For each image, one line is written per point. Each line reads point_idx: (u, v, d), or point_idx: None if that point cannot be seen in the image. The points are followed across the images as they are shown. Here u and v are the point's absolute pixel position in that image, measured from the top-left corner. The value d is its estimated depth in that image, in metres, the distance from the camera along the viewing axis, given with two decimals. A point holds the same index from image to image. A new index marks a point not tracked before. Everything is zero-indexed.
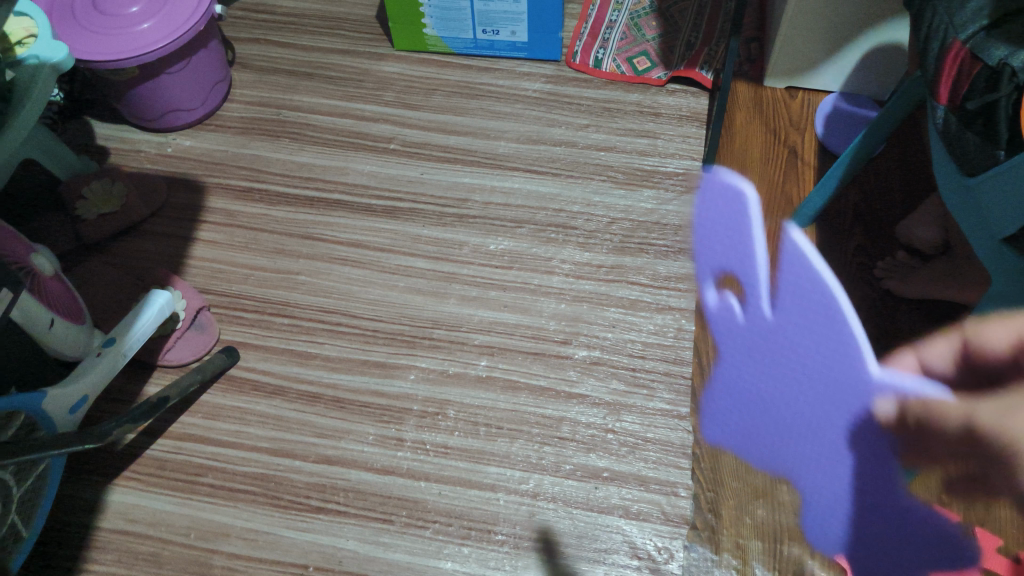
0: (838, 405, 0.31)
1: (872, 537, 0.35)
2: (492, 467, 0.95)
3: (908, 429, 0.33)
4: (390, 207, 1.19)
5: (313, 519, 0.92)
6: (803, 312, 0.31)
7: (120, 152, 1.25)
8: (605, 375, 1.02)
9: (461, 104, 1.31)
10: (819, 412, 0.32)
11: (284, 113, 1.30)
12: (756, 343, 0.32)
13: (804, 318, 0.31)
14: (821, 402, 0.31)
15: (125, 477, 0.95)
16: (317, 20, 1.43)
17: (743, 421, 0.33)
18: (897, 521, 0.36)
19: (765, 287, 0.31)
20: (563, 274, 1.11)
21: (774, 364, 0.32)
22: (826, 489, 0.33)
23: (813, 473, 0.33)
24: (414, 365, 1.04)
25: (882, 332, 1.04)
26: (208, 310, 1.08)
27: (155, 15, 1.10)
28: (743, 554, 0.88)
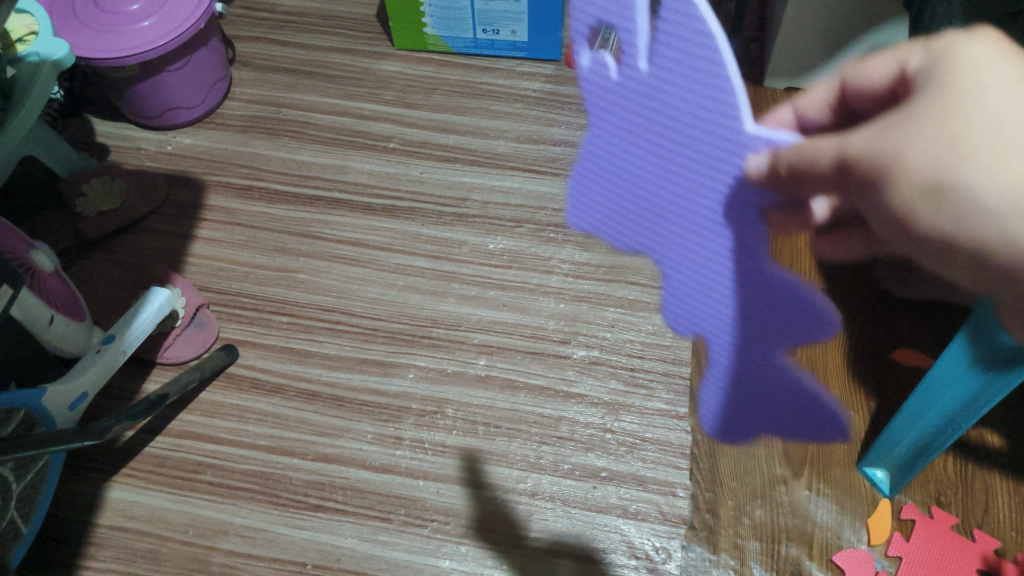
0: (673, 141, 0.44)
1: (686, 264, 0.49)
2: (490, 466, 0.95)
3: (780, 178, 0.41)
4: (390, 206, 1.19)
5: (311, 517, 0.92)
6: (673, 58, 0.40)
7: (120, 150, 1.25)
8: (604, 375, 1.02)
9: (461, 103, 1.31)
10: (651, 159, 0.46)
11: (284, 111, 1.30)
12: (628, 95, 0.44)
13: (675, 63, 0.40)
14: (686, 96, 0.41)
15: (123, 474, 0.95)
16: (317, 19, 1.43)
17: (605, 161, 0.48)
18: (743, 255, 0.46)
19: (640, 39, 0.41)
20: (562, 274, 1.11)
21: (639, 109, 0.44)
22: (639, 231, 0.50)
23: (633, 213, 0.50)
24: (413, 364, 1.04)
25: (880, 333, 1.04)
26: (208, 308, 1.08)
27: (156, 12, 1.10)
28: (741, 554, 0.88)
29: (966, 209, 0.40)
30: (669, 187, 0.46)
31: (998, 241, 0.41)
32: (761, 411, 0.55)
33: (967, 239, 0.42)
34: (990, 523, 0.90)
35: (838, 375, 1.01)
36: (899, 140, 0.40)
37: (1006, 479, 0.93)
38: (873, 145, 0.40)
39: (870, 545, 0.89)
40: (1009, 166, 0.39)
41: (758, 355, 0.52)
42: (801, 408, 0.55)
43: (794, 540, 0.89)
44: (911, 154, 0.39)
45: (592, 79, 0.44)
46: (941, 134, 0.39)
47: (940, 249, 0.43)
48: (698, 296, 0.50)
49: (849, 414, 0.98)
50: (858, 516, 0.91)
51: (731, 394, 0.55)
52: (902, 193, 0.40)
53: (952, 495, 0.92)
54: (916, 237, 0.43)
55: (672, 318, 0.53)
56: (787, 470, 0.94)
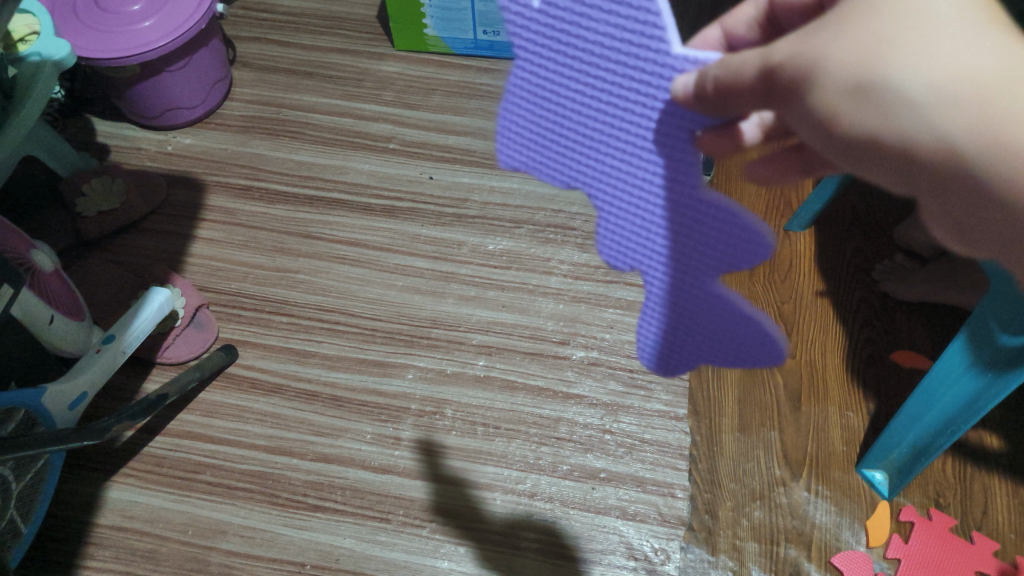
0: (597, 67, 0.41)
1: (619, 201, 0.46)
2: (490, 466, 0.95)
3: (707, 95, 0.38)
4: (390, 207, 1.19)
5: (310, 517, 0.92)
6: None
7: (120, 150, 1.26)
8: (603, 376, 1.02)
9: (461, 104, 1.31)
10: (577, 92, 0.43)
11: (284, 111, 1.31)
12: (550, 22, 0.41)
13: None
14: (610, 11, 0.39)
15: (122, 473, 0.96)
16: (317, 19, 1.44)
17: (528, 94, 0.45)
18: (675, 184, 0.43)
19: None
20: (561, 275, 1.11)
21: (561, 36, 0.41)
22: (568, 171, 0.47)
23: (560, 151, 0.46)
24: (413, 364, 1.04)
25: (879, 334, 1.04)
26: (207, 308, 1.08)
27: (157, 13, 1.10)
28: (740, 555, 0.88)
29: (894, 110, 0.36)
30: (596, 122, 0.43)
31: (939, 148, 0.36)
32: (704, 352, 0.50)
33: (904, 147, 0.37)
34: (989, 525, 0.90)
35: (837, 377, 1.01)
36: (822, 42, 0.37)
37: (1004, 481, 0.93)
38: (796, 50, 0.38)
39: (869, 547, 0.89)
40: (938, 60, 0.35)
41: (695, 288, 0.47)
42: (750, 355, 0.48)
43: (792, 541, 0.89)
44: (834, 53, 0.37)
45: (510, 6, 0.42)
46: (866, 32, 0.36)
47: (878, 162, 0.39)
48: (631, 223, 0.46)
49: (848, 415, 0.98)
50: (857, 518, 0.91)
51: (669, 334, 0.50)
52: (826, 95, 0.37)
53: (951, 497, 0.92)
54: (850, 152, 0.39)
55: (608, 254, 0.49)
56: (786, 473, 0.94)
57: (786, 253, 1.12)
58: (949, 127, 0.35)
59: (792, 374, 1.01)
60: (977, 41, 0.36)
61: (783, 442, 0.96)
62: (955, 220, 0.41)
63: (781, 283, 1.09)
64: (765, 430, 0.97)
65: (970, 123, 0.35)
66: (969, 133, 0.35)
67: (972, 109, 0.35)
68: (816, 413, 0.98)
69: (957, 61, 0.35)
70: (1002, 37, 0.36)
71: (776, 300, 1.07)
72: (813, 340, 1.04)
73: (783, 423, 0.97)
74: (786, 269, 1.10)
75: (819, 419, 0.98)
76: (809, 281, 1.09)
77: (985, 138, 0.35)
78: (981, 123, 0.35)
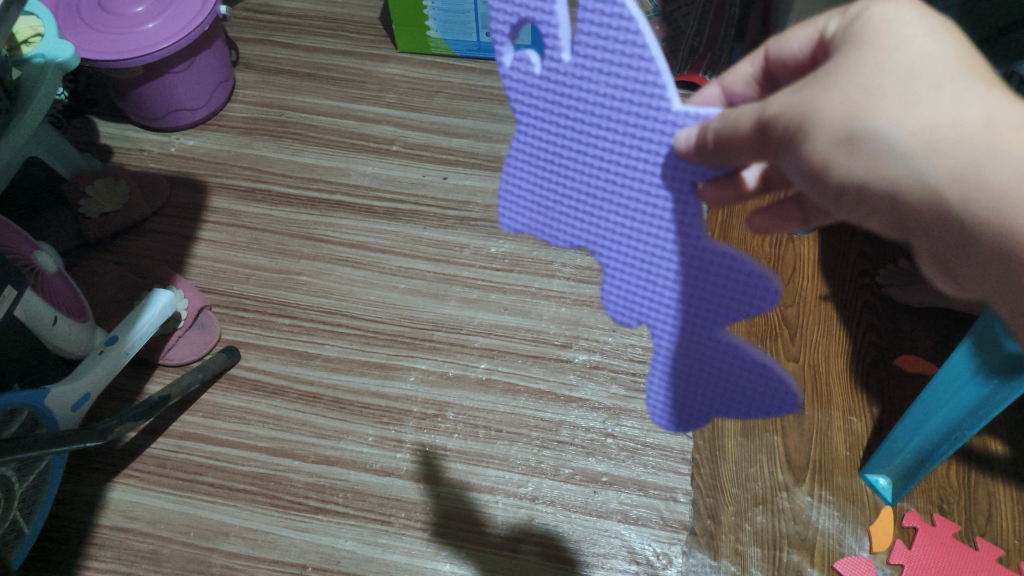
0: (599, 127, 0.43)
1: (624, 255, 0.47)
2: (492, 469, 0.95)
3: (706, 148, 0.39)
4: (391, 209, 1.19)
5: (312, 519, 0.92)
6: (594, 43, 0.40)
7: (124, 152, 1.26)
8: (605, 380, 1.02)
9: (463, 106, 1.31)
10: (580, 153, 0.45)
11: (287, 113, 1.31)
12: (552, 87, 0.43)
13: (596, 49, 0.40)
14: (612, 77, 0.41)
15: (125, 474, 0.96)
16: (320, 21, 1.44)
17: (533, 155, 0.47)
18: (679, 235, 0.44)
19: (561, 28, 0.41)
20: (563, 278, 1.11)
21: (563, 100, 0.43)
22: (573, 229, 0.48)
23: (565, 210, 0.48)
24: (414, 366, 1.04)
25: (883, 339, 1.04)
26: (209, 310, 1.08)
27: (160, 14, 1.11)
28: (741, 560, 0.88)
29: (887, 161, 0.35)
30: (600, 180, 0.45)
31: (929, 195, 0.36)
32: (714, 402, 0.50)
33: (897, 195, 0.36)
34: (993, 531, 0.89)
35: (841, 381, 1.00)
36: (814, 95, 0.36)
37: (1008, 486, 0.92)
38: (790, 102, 0.37)
39: (872, 552, 0.88)
40: (925, 111, 0.34)
41: (703, 335, 0.48)
42: (761, 400, 0.49)
43: (794, 546, 0.89)
44: (826, 106, 0.36)
45: (515, 75, 0.44)
46: (856, 86, 0.36)
47: (872, 210, 0.38)
48: (638, 280, 0.48)
49: (852, 420, 0.97)
50: (859, 523, 0.90)
51: (681, 387, 0.51)
52: (819, 147, 0.36)
53: (955, 503, 0.91)
54: (845, 200, 0.38)
55: (613, 310, 0.50)
56: (788, 478, 0.93)
57: (790, 256, 1.12)
58: (937, 174, 0.35)
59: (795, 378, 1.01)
60: (962, 90, 0.35)
61: (787, 447, 0.95)
62: (944, 256, 0.41)
63: (784, 288, 1.09)
64: (768, 435, 0.96)
65: (957, 170, 0.35)
66: (957, 180, 0.35)
67: (959, 156, 0.35)
68: (819, 417, 0.98)
69: (944, 111, 0.35)
70: (984, 85, 0.36)
71: (780, 304, 1.07)
72: (817, 345, 1.03)
73: (785, 430, 0.97)
74: (790, 273, 1.10)
75: (823, 424, 0.97)
76: (813, 285, 1.09)
77: (972, 184, 0.35)
78: (967, 170, 0.35)
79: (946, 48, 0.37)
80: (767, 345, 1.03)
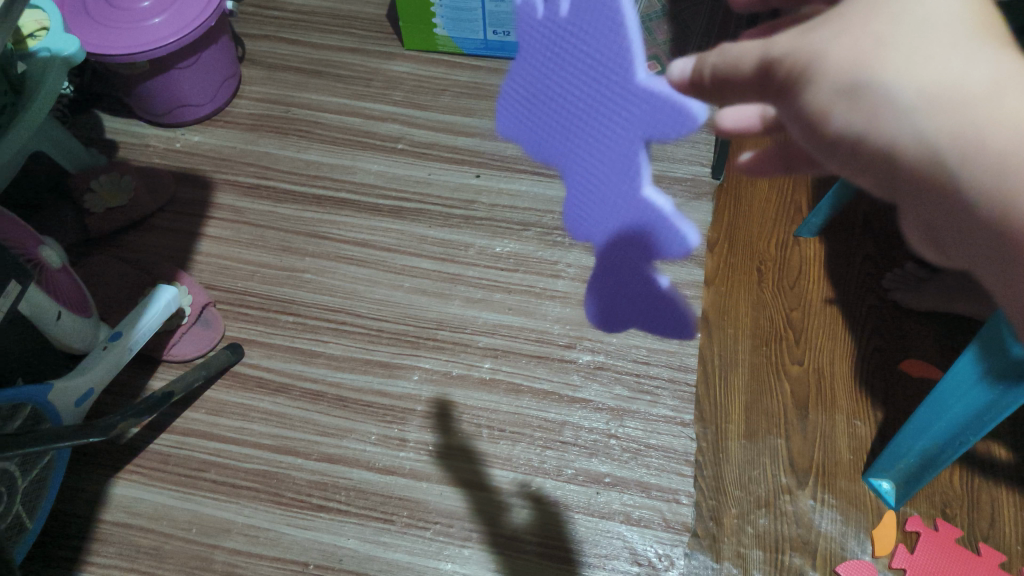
0: (581, 77, 0.48)
1: (583, 190, 0.52)
2: (494, 469, 0.95)
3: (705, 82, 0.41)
4: (396, 207, 1.19)
5: (314, 516, 0.92)
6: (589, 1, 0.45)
7: (128, 146, 1.26)
8: (608, 381, 1.02)
9: (470, 105, 1.30)
10: (563, 96, 0.49)
11: (293, 110, 1.30)
12: (551, 33, 0.48)
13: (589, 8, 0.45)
14: (600, 37, 0.45)
15: (127, 470, 0.96)
16: (326, 17, 1.43)
17: (526, 87, 0.51)
18: (627, 185, 0.49)
19: None
20: (568, 278, 1.11)
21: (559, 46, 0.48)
22: (550, 156, 0.53)
23: (544, 138, 0.52)
24: (418, 366, 1.04)
25: (886, 343, 1.03)
26: (213, 306, 1.08)
27: (167, 9, 1.10)
28: (744, 562, 0.88)
29: (886, 115, 0.34)
30: (574, 121, 0.50)
31: (923, 155, 0.35)
32: (633, 318, 0.58)
33: (890, 153, 0.36)
34: (997, 536, 0.89)
35: (844, 384, 1.00)
36: (824, 38, 0.36)
37: (1011, 491, 0.92)
38: (799, 43, 0.37)
39: (874, 557, 0.88)
40: (932, 66, 0.33)
41: (634, 266, 0.54)
42: (662, 325, 0.56)
43: (797, 549, 0.89)
44: (833, 51, 0.35)
45: (522, 13, 0.48)
46: (866, 34, 0.35)
47: (862, 169, 0.38)
48: (591, 209, 0.53)
49: (855, 423, 0.97)
50: (863, 527, 0.90)
51: (610, 301, 0.58)
52: (819, 95, 0.36)
53: (959, 507, 0.91)
54: (838, 154, 0.38)
55: (571, 226, 0.56)
56: (791, 480, 0.93)
57: (794, 258, 1.12)
58: (935, 134, 0.34)
59: (799, 381, 1.00)
60: (977, 50, 0.34)
61: (790, 450, 0.95)
62: (932, 228, 0.39)
63: (788, 290, 1.08)
64: (771, 437, 0.96)
65: (955, 132, 0.34)
66: (955, 143, 0.34)
67: (962, 118, 0.33)
68: (822, 420, 0.97)
69: (954, 70, 0.33)
70: (1002, 49, 0.34)
71: (784, 307, 1.07)
72: (820, 347, 1.03)
73: (787, 432, 0.97)
74: (794, 276, 1.10)
75: (826, 427, 0.97)
76: (817, 287, 1.09)
77: (970, 149, 0.34)
78: (967, 134, 0.34)
79: (969, 4, 0.35)
80: (770, 347, 1.03)
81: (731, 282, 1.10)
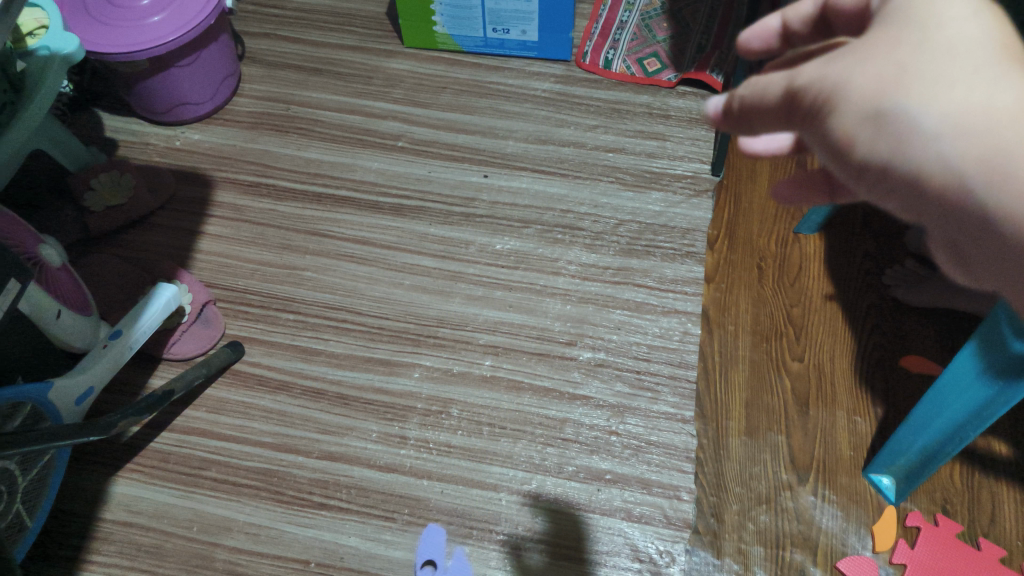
0: None
1: None
2: (495, 466, 0.95)
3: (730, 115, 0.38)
4: (398, 205, 1.19)
5: (315, 514, 0.92)
6: None
7: (128, 145, 1.25)
8: (609, 378, 1.02)
9: (470, 103, 1.31)
10: None
11: (293, 108, 1.30)
12: None
13: None
14: None
15: (127, 469, 0.95)
16: (326, 15, 1.43)
17: None
18: None
19: None
20: (568, 275, 1.11)
21: None
22: None
23: None
24: (419, 363, 1.04)
25: (886, 339, 1.04)
26: (214, 304, 1.07)
27: (166, 7, 1.10)
28: (745, 559, 0.88)
29: (913, 143, 0.33)
30: None
31: (951, 182, 0.33)
32: None
33: (919, 181, 0.34)
34: (997, 531, 0.89)
35: (845, 380, 1.00)
36: (847, 66, 0.34)
37: (1011, 487, 0.93)
38: (823, 70, 0.34)
39: (874, 552, 0.88)
40: (956, 92, 0.32)
41: None
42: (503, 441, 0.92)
43: (797, 545, 0.89)
44: (858, 79, 0.33)
45: None
46: (890, 63, 0.34)
47: (890, 196, 0.36)
48: None
49: (855, 418, 0.97)
50: (864, 522, 0.90)
51: None
52: (846, 123, 0.34)
53: (959, 503, 0.92)
54: (864, 181, 0.36)
55: None
56: (792, 477, 0.93)
57: (795, 255, 1.12)
58: (962, 160, 0.33)
59: (799, 378, 1.00)
60: (1000, 76, 0.33)
61: (791, 446, 0.96)
62: (963, 252, 0.37)
63: (789, 287, 1.09)
64: (771, 433, 0.96)
65: (987, 159, 0.32)
66: (983, 170, 0.32)
67: (991, 143, 0.32)
68: (822, 417, 0.98)
69: (978, 96, 0.32)
70: None
71: (784, 303, 1.07)
72: (820, 343, 1.03)
73: (788, 429, 0.97)
74: (795, 272, 1.10)
75: (826, 423, 0.97)
76: (817, 284, 1.09)
77: (1001, 175, 0.32)
78: (998, 160, 0.32)
79: (991, 31, 0.35)
80: (770, 344, 1.03)
81: (731, 279, 1.10)
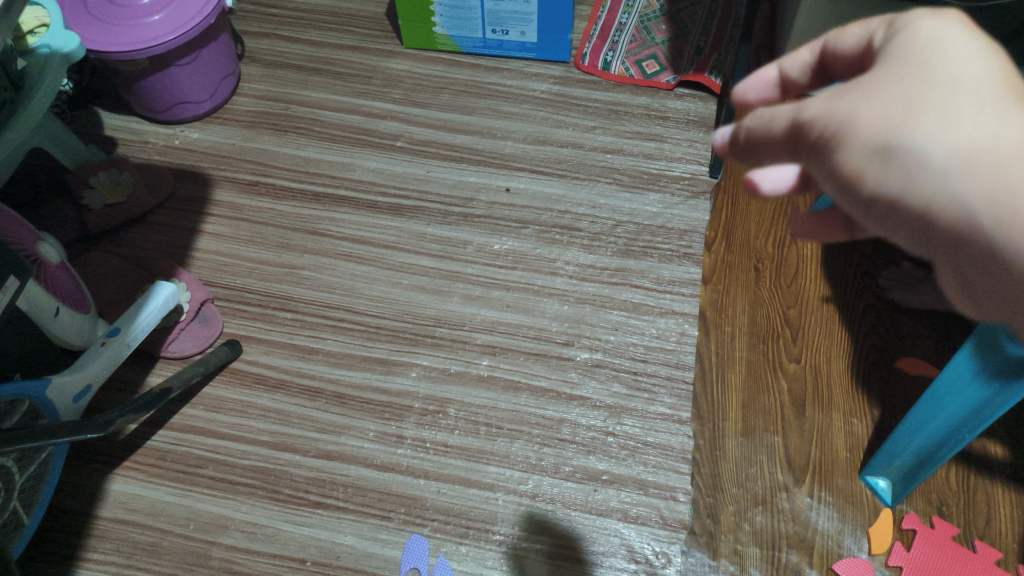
0: None
1: None
2: (492, 466, 0.95)
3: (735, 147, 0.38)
4: (396, 204, 1.19)
5: (312, 513, 0.92)
6: None
7: (128, 143, 1.26)
8: (606, 378, 1.02)
9: (469, 103, 1.31)
10: None
11: (293, 108, 1.30)
12: None
13: None
14: None
15: (126, 467, 0.96)
16: (325, 15, 1.43)
17: None
18: None
19: None
20: (566, 276, 1.11)
21: None
22: None
23: None
24: (416, 362, 1.04)
25: (885, 341, 1.04)
26: (211, 303, 1.08)
27: (166, 6, 1.10)
28: (740, 559, 0.88)
29: (920, 179, 0.32)
30: None
31: (957, 219, 0.33)
32: None
33: (925, 217, 0.33)
34: (992, 533, 0.89)
35: (842, 382, 1.00)
36: (852, 103, 0.34)
37: (1006, 489, 0.93)
38: (828, 105, 0.34)
39: (871, 554, 0.89)
40: (962, 126, 0.32)
41: None
42: None
43: (794, 546, 0.89)
44: (863, 114, 0.33)
45: None
46: (895, 100, 0.33)
47: (896, 230, 0.35)
48: None
49: (852, 420, 0.97)
50: (859, 524, 0.91)
51: None
52: (853, 159, 0.33)
53: (954, 506, 0.91)
54: (871, 218, 0.35)
55: None
56: (788, 478, 0.93)
57: (792, 257, 1.12)
58: (969, 195, 0.32)
59: (797, 379, 1.01)
60: (1003, 113, 0.33)
61: (787, 448, 0.96)
62: (971, 286, 0.37)
63: (786, 288, 1.09)
64: (769, 435, 0.97)
65: (993, 196, 0.32)
66: (988, 207, 0.32)
67: (996, 179, 0.32)
68: (820, 417, 0.98)
69: (982, 134, 0.32)
70: None
71: (782, 305, 1.07)
72: (818, 346, 1.03)
73: (785, 431, 0.97)
74: (792, 274, 1.10)
75: (824, 425, 0.97)
76: (815, 285, 1.09)
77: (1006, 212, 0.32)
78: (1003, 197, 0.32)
79: (992, 69, 0.35)
80: (768, 345, 1.04)
81: (729, 280, 1.10)
